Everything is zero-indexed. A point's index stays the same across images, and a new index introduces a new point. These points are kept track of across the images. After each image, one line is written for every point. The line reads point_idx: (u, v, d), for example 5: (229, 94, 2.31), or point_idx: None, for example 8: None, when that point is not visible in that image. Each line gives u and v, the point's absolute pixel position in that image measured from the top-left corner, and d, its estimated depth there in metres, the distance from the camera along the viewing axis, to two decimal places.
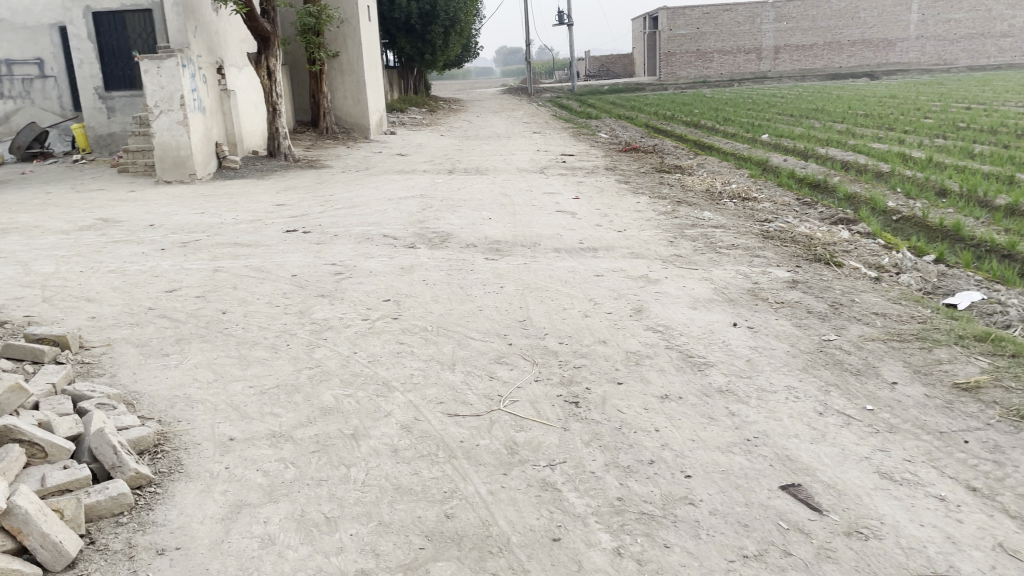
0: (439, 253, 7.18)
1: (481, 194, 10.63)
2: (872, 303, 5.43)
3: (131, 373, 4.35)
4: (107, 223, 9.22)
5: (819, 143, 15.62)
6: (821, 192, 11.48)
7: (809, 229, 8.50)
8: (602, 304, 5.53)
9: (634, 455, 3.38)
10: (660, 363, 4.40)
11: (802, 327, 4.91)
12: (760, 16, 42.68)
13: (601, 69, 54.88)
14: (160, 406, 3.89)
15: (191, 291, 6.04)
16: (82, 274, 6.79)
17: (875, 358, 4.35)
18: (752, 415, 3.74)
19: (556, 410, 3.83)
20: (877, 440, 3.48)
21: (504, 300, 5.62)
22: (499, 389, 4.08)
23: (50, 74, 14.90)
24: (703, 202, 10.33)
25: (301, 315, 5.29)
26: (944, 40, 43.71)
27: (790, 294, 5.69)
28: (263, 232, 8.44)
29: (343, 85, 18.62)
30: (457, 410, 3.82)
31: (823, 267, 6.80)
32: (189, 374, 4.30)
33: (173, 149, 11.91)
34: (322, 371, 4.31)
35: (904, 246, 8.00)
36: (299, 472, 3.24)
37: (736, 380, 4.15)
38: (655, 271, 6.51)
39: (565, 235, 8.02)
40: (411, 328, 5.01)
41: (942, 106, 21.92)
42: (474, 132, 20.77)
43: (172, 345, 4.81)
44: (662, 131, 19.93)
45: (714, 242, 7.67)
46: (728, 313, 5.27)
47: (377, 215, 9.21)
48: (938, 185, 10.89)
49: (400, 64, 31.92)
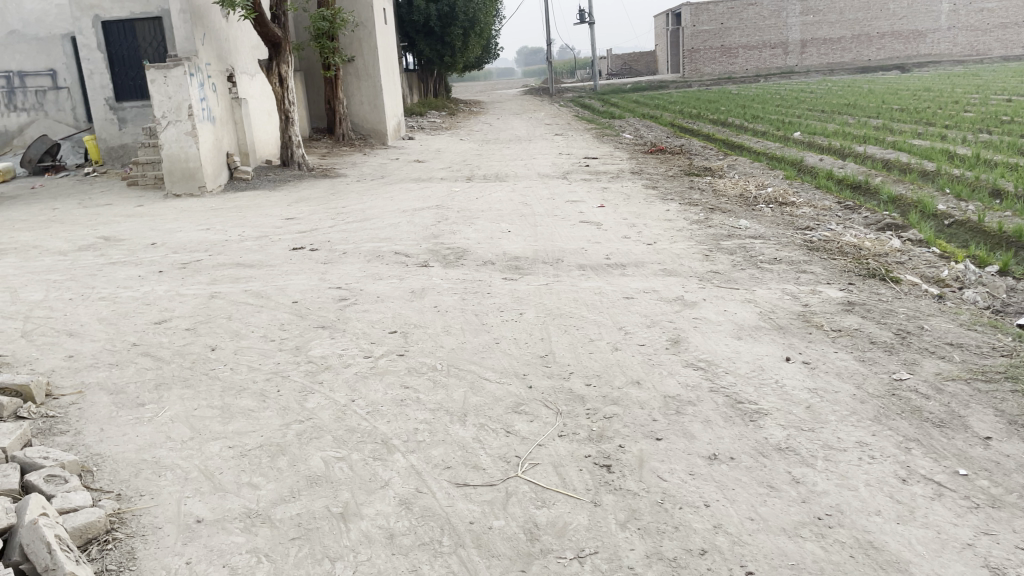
0: (454, 273, 6.62)
1: (501, 203, 10.07)
2: (945, 331, 4.74)
3: (97, 431, 3.81)
4: (108, 242, 8.76)
5: (856, 141, 14.83)
6: (862, 193, 10.77)
7: (856, 237, 7.82)
8: (633, 334, 4.91)
9: (681, 542, 2.78)
10: (704, 412, 3.77)
11: (867, 363, 4.26)
12: (786, 9, 41.63)
13: (624, 68, 54.16)
14: (122, 475, 3.36)
15: (181, 322, 5.52)
16: (70, 302, 6.30)
17: (958, 404, 3.70)
18: (820, 483, 3.12)
19: (585, 477, 3.22)
20: (980, 519, 2.85)
21: (523, 331, 5.02)
22: (517, 448, 3.48)
23: (63, 85, 14.54)
24: (738, 208, 9.70)
25: (297, 353, 4.74)
26: (976, 30, 42.29)
27: (847, 320, 5.04)
28: (268, 251, 7.93)
29: (359, 90, 18.10)
30: (466, 477, 3.24)
31: (878, 284, 6.13)
32: (162, 431, 3.76)
33: (182, 161, 11.44)
34: (314, 426, 3.74)
35: (962, 256, 7.28)
36: (272, 569, 2.69)
37: (797, 434, 3.51)
38: (691, 291, 5.89)
39: (590, 249, 7.40)
40: (418, 367, 4.44)
41: (982, 99, 20.96)
42: (495, 135, 20.21)
43: (150, 391, 4.27)
44: (688, 131, 19.24)
45: (754, 256, 7.01)
46: (779, 345, 4.62)
47: (389, 229, 8.67)
48: (990, 185, 10.11)
49: (419, 68, 31.55)
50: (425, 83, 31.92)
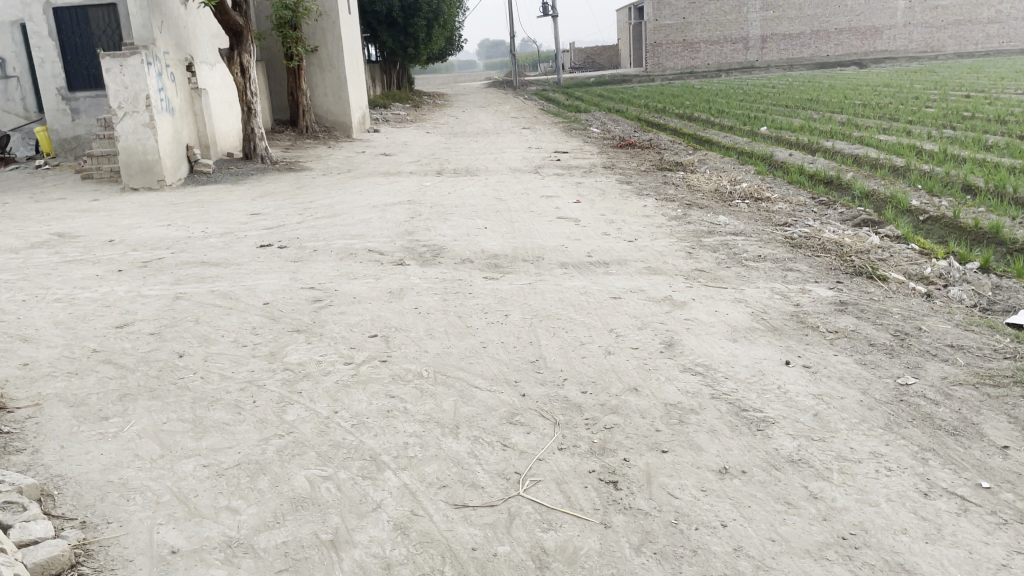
0: (432, 272, 6.38)
1: (473, 199, 9.83)
2: (943, 332, 4.64)
3: (56, 450, 3.50)
4: (63, 239, 8.34)
5: (823, 136, 14.85)
6: (835, 189, 10.73)
7: (836, 233, 7.73)
8: (625, 337, 4.72)
9: (702, 568, 2.60)
10: (709, 421, 3.60)
11: (869, 367, 4.13)
12: (747, 4, 41.81)
13: (587, 61, 54.09)
14: (86, 499, 3.07)
15: (145, 326, 5.19)
16: (23, 304, 5.92)
17: (969, 411, 3.59)
18: (840, 499, 2.96)
19: (592, 496, 3.03)
20: (1011, 536, 2.72)
21: (510, 334, 4.80)
22: (515, 464, 3.27)
23: (12, 74, 13.75)
24: (714, 204, 9.60)
25: (272, 359, 4.46)
26: (931, 26, 43.00)
27: (841, 320, 4.92)
28: (234, 248, 7.60)
29: (323, 81, 17.67)
30: (464, 497, 3.02)
31: (865, 282, 6.04)
32: (129, 449, 3.47)
33: (140, 154, 10.97)
34: (295, 441, 3.48)
35: (943, 252, 7.21)
36: None
37: (809, 445, 3.35)
38: (679, 290, 5.74)
39: (570, 246, 7.21)
40: (402, 375, 4.19)
41: (942, 94, 21.21)
42: (462, 129, 19.92)
43: (113, 404, 3.96)
44: (655, 125, 19.17)
45: (737, 253, 6.88)
46: (777, 348, 4.47)
47: (361, 225, 8.38)
48: (962, 181, 10.14)
49: (383, 60, 31.05)
50: (388, 75, 31.44)
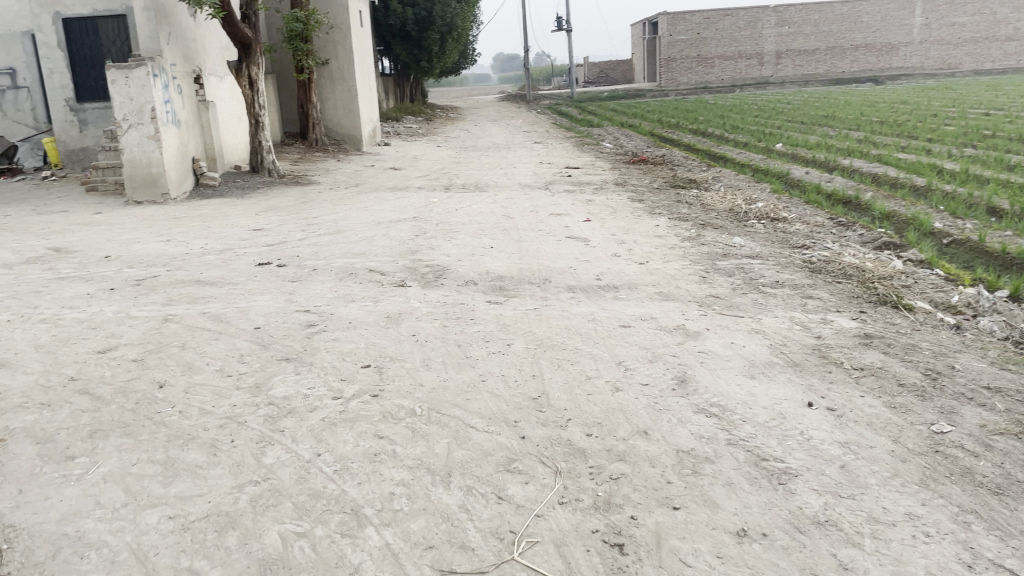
0: (433, 295, 6.09)
1: (481, 216, 9.55)
2: (978, 371, 4.29)
3: (14, 495, 3.22)
4: (58, 254, 8.11)
5: (841, 153, 14.51)
6: (854, 209, 10.39)
7: (857, 257, 7.38)
8: (635, 371, 4.40)
9: None
10: (726, 472, 3.28)
11: (899, 411, 3.79)
12: (762, 20, 41.55)
13: (602, 75, 53.94)
14: (36, 556, 2.79)
15: (128, 352, 4.91)
16: (6, 325, 5.66)
17: (1013, 466, 3.27)
18: (872, 571, 2.64)
19: (594, 562, 2.73)
20: None
21: (512, 366, 4.49)
22: (511, 520, 2.96)
23: (22, 85, 13.63)
24: (729, 223, 9.29)
25: (256, 392, 4.17)
26: (949, 44, 42.60)
27: (867, 355, 4.60)
28: (231, 266, 7.33)
29: (333, 94, 17.49)
30: (452, 561, 2.72)
31: (890, 312, 5.71)
32: (92, 495, 3.18)
33: (144, 167, 10.78)
34: (271, 489, 3.18)
35: (970, 279, 6.86)
36: None
37: (836, 503, 3.03)
38: (692, 318, 5.43)
39: (578, 268, 6.91)
40: (394, 413, 3.89)
41: (961, 112, 20.83)
42: (473, 142, 19.68)
43: (82, 441, 3.67)
44: (669, 140, 18.87)
45: (754, 278, 6.57)
46: (798, 387, 4.14)
47: (363, 243, 8.12)
48: (986, 202, 9.78)
49: (396, 72, 30.99)
50: (400, 88, 31.37)
